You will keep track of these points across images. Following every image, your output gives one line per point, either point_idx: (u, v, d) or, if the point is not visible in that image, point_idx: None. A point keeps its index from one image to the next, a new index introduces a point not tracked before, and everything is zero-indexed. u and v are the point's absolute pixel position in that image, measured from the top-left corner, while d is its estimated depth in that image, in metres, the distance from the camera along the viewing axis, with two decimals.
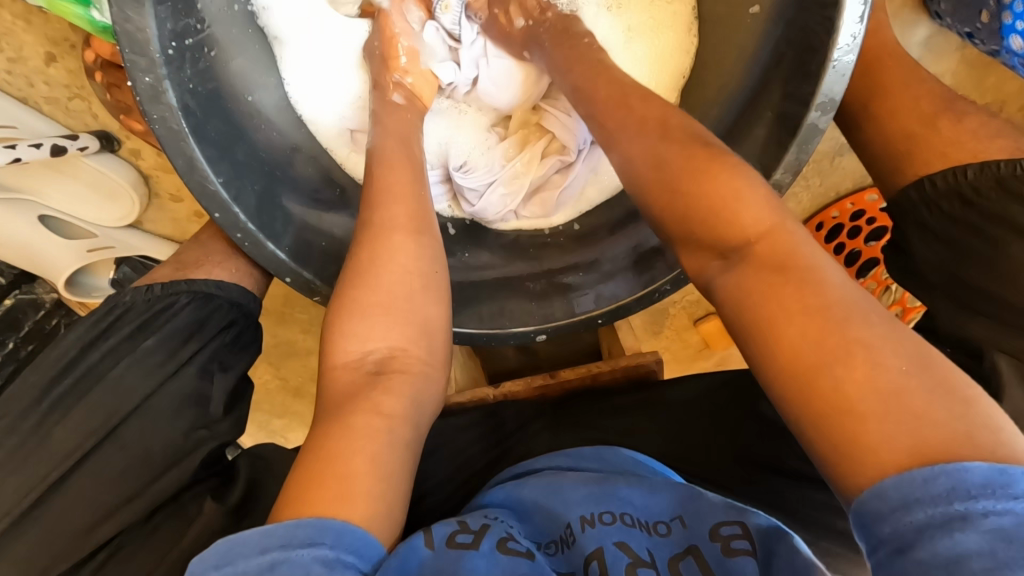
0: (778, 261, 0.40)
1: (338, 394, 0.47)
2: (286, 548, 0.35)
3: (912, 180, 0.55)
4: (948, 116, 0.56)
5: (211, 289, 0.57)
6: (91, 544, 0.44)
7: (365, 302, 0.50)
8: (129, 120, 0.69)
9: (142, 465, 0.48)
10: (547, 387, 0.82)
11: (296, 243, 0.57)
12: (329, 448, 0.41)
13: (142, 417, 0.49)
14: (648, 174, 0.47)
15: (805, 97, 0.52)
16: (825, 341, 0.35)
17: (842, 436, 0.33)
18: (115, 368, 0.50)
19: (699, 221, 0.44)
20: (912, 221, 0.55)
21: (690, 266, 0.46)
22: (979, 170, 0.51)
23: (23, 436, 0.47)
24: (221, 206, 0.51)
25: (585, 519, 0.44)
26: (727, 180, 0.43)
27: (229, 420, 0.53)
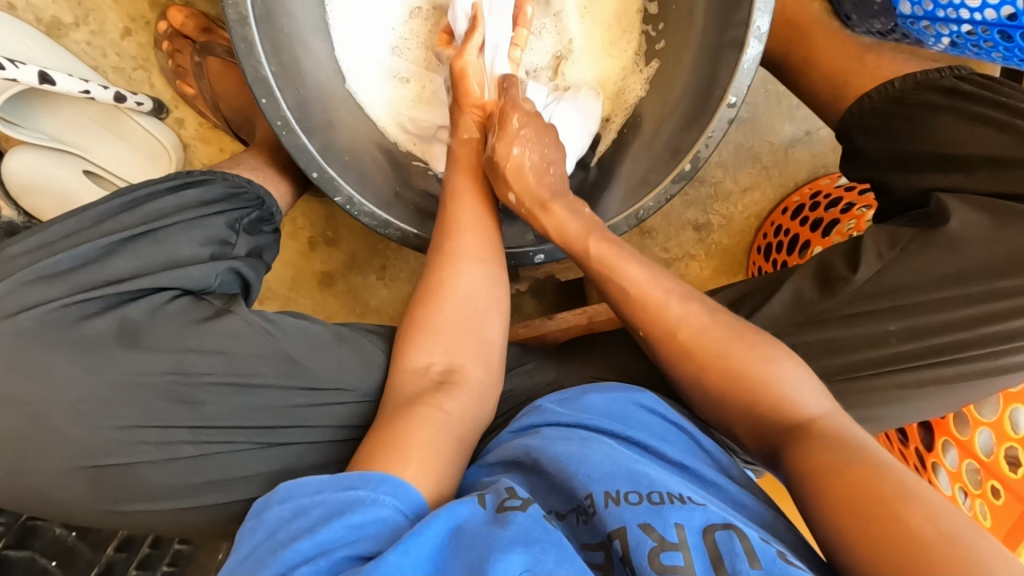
0: (829, 434, 0.46)
1: (403, 394, 0.52)
2: (333, 488, 0.39)
3: (855, 98, 0.70)
4: (872, 54, 0.71)
5: (242, 182, 0.62)
6: (123, 292, 0.49)
7: (434, 318, 0.56)
8: (183, 83, 0.81)
9: (170, 260, 0.52)
10: (545, 328, 0.86)
11: (324, 144, 0.66)
12: (389, 433, 0.47)
13: (175, 230, 0.53)
14: (678, 322, 0.56)
15: (744, 20, 0.65)
16: (880, 484, 0.40)
17: (898, 557, 0.36)
18: (157, 199, 0.55)
19: (741, 385, 0.52)
20: (858, 128, 0.68)
21: (740, 429, 0.53)
22: (904, 79, 0.66)
23: (80, 219, 0.51)
24: (268, 92, 0.60)
25: (609, 496, 0.44)
26: (764, 371, 0.51)
27: (248, 262, 0.57)
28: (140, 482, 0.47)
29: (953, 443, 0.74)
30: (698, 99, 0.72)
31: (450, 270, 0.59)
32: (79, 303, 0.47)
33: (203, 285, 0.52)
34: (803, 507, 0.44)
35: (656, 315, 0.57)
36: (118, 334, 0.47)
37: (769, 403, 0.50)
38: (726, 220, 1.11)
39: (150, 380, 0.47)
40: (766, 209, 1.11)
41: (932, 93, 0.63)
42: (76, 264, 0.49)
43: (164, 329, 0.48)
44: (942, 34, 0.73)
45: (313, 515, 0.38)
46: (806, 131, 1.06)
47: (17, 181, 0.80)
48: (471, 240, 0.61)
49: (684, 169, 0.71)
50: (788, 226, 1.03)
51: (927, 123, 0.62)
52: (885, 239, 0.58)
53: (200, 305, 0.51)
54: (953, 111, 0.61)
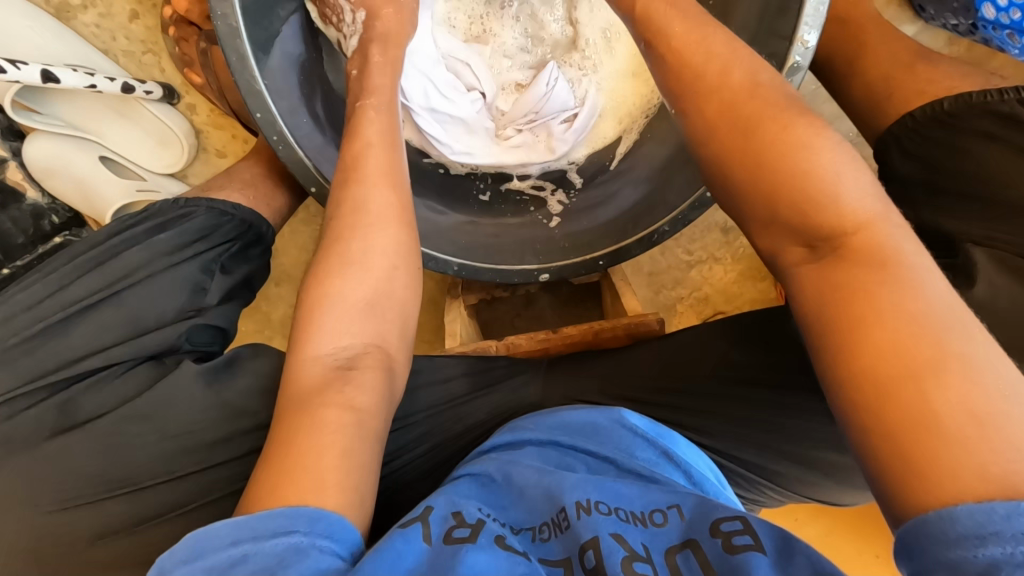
0: (874, 261, 0.40)
1: (303, 387, 0.46)
2: (257, 539, 0.35)
3: (895, 117, 0.59)
4: (923, 64, 0.60)
5: (228, 209, 0.65)
6: (75, 372, 0.53)
7: (344, 296, 0.50)
8: (190, 71, 0.79)
9: (134, 322, 0.56)
10: (549, 341, 0.83)
11: (322, 156, 0.64)
12: (294, 447, 0.41)
13: (142, 289, 0.57)
14: (762, 141, 0.46)
15: (787, 33, 0.58)
16: (919, 351, 0.36)
17: (911, 458, 0.34)
18: (127, 250, 0.59)
19: (800, 206, 0.44)
20: (894, 151, 0.58)
21: (774, 256, 0.47)
22: (954, 100, 0.54)
23: (51, 281, 0.57)
24: (262, 106, 0.58)
25: (581, 506, 0.43)
26: (819, 158, 0.44)
27: (219, 309, 0.60)
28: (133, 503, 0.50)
29: None
30: None
31: (361, 239, 0.53)
32: (33, 386, 0.52)
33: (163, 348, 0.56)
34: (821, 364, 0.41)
35: (689, 79, 0.52)
36: (64, 410, 0.51)
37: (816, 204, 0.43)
38: None
39: (110, 441, 0.50)
40: None
41: (984, 120, 0.51)
42: (47, 326, 0.54)
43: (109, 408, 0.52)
44: None
45: (242, 567, 0.34)
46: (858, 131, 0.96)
47: (36, 166, 0.81)
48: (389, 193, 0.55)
49: (705, 196, 0.67)
50: None
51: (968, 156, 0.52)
52: None
53: (159, 367, 0.55)
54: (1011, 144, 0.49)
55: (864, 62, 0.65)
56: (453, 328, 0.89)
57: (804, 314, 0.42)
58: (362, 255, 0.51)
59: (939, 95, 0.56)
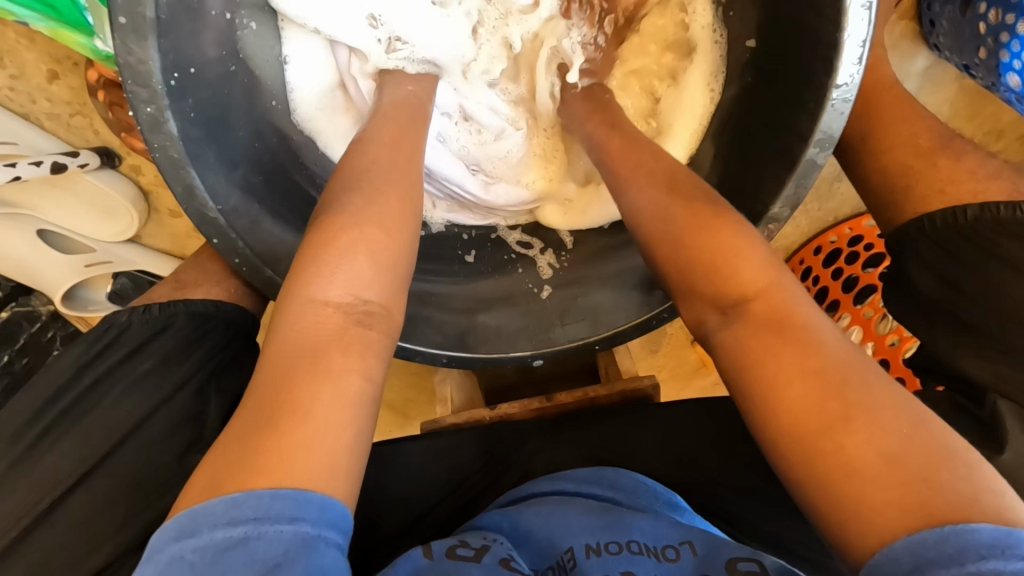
0: (783, 303, 0.42)
1: (296, 339, 0.41)
2: (260, 523, 0.33)
3: (912, 216, 0.56)
4: (944, 153, 0.57)
5: (208, 312, 0.56)
6: (80, 575, 0.45)
7: (347, 241, 0.44)
8: (131, 138, 0.70)
9: (135, 485, 0.48)
10: (543, 409, 0.81)
11: (296, 269, 0.56)
12: (281, 398, 0.38)
13: (139, 439, 0.50)
14: (674, 229, 0.48)
15: (805, 133, 0.53)
16: (832, 398, 0.36)
17: (840, 499, 0.34)
18: (108, 393, 0.51)
19: (710, 271, 0.45)
20: (911, 256, 0.56)
21: (693, 323, 0.47)
22: (979, 211, 0.53)
23: (28, 447, 0.49)
24: (218, 231, 0.51)
25: (589, 547, 0.49)
26: (717, 235, 0.46)
27: (223, 437, 0.53)
28: None
29: None
30: None
31: (393, 198, 0.48)
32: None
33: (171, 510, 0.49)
34: (739, 401, 0.41)
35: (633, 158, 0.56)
36: None
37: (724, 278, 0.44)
38: None
39: None
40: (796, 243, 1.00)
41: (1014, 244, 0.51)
42: (37, 515, 0.46)
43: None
44: None
45: (239, 550, 0.33)
46: None
47: None
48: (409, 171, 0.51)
49: None
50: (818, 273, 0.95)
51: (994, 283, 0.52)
52: None
53: None
54: None
55: (881, 143, 0.60)
56: (446, 389, 0.87)
57: (724, 373, 0.42)
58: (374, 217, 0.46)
59: (962, 199, 0.54)
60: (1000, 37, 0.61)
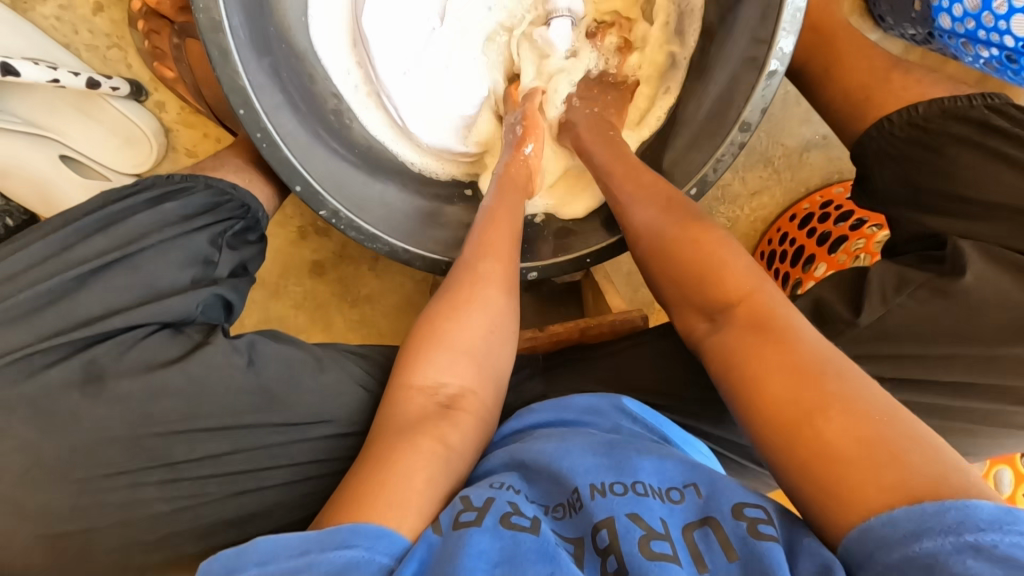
0: (761, 315, 0.46)
1: (406, 417, 0.51)
2: (323, 549, 0.39)
3: (873, 121, 0.65)
4: (897, 71, 0.66)
5: (226, 188, 0.60)
6: (95, 333, 0.48)
7: (453, 337, 0.56)
8: (162, 66, 0.76)
9: (150, 287, 0.51)
10: (535, 339, 0.86)
11: (305, 154, 0.62)
12: (386, 471, 0.46)
13: (156, 253, 0.52)
14: (676, 238, 0.56)
15: (765, 37, 0.60)
16: (804, 387, 0.40)
17: (824, 486, 0.37)
18: (133, 217, 0.53)
19: (699, 279, 0.52)
20: (873, 154, 0.64)
21: (685, 331, 0.54)
22: (928, 105, 0.61)
23: (49, 243, 0.50)
24: (246, 102, 0.56)
25: (594, 487, 0.44)
26: (711, 248, 0.53)
27: (234, 284, 0.56)
28: (124, 510, 0.47)
29: None
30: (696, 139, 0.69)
31: (477, 288, 0.59)
32: (42, 351, 0.46)
33: (182, 317, 0.51)
34: (728, 401, 0.46)
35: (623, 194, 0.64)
36: (85, 380, 0.46)
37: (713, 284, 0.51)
38: (731, 224, 1.07)
39: (125, 423, 0.46)
40: (774, 213, 1.07)
41: (957, 124, 0.59)
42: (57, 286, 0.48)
43: (136, 371, 0.48)
44: (980, 55, 0.68)
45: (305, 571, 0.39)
46: (824, 135, 1.00)
47: None
48: (498, 264, 0.62)
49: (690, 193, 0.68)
50: (795, 237, 0.99)
51: (948, 157, 0.59)
52: (891, 280, 0.56)
53: (182, 338, 0.51)
54: (979, 148, 0.58)
55: (841, 69, 0.70)
56: None
57: (714, 367, 0.48)
58: (474, 311, 0.57)
59: (914, 100, 0.63)
60: None
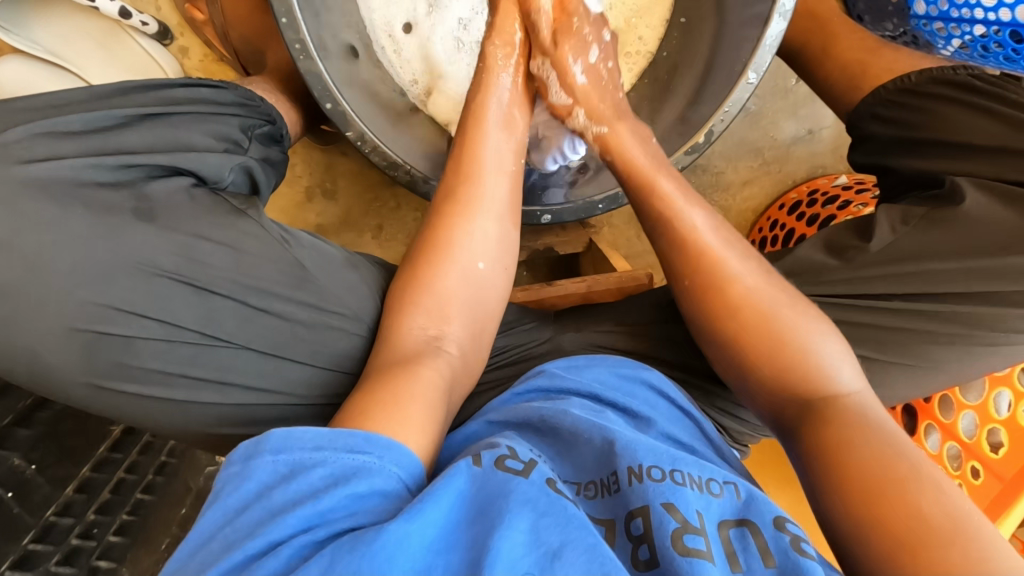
0: (852, 414, 0.44)
1: (398, 353, 0.49)
2: (336, 450, 0.37)
3: (871, 90, 0.70)
4: (888, 48, 0.72)
5: (256, 98, 0.63)
6: (134, 162, 0.47)
7: (441, 282, 0.54)
8: (192, 9, 0.80)
9: (186, 145, 0.51)
10: (542, 293, 0.85)
11: (339, 76, 0.65)
12: (391, 391, 0.43)
13: (194, 124, 0.53)
14: (733, 299, 0.51)
15: None
16: (894, 464, 0.39)
17: (898, 552, 0.35)
18: (172, 89, 0.54)
19: (774, 344, 0.49)
20: (868, 116, 0.70)
21: (765, 407, 0.50)
22: (920, 74, 0.67)
23: (90, 91, 0.49)
24: (289, 11, 0.58)
25: (633, 471, 0.41)
26: (796, 324, 0.49)
27: (264, 171, 0.58)
28: (131, 371, 0.46)
29: (935, 427, 0.82)
30: (700, 99, 0.75)
31: (462, 220, 0.57)
32: (91, 166, 0.45)
33: (217, 178, 0.51)
34: (802, 471, 0.44)
35: (709, 274, 0.53)
36: (132, 208, 0.45)
37: (807, 375, 0.47)
38: (725, 212, 1.13)
39: (153, 261, 0.45)
40: (764, 204, 1.13)
41: (945, 88, 0.65)
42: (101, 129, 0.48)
43: (182, 210, 0.48)
44: (955, 35, 0.75)
45: (318, 473, 0.36)
46: (809, 128, 1.08)
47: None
48: (498, 185, 0.60)
49: (698, 142, 0.73)
50: (785, 222, 1.05)
51: (934, 114, 0.65)
52: (897, 216, 0.60)
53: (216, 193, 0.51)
54: (967, 105, 0.63)
55: (836, 45, 0.76)
56: None
57: (800, 444, 0.44)
58: (465, 246, 0.56)
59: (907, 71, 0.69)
60: None
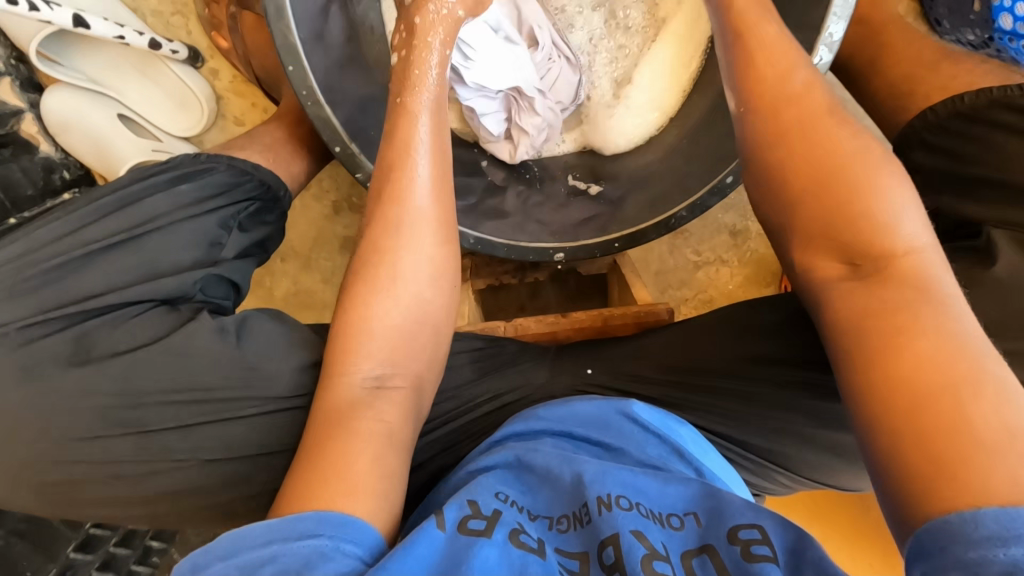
0: (915, 285, 0.39)
1: (333, 407, 0.45)
2: (286, 539, 0.36)
3: (915, 113, 0.59)
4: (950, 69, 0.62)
5: (247, 168, 0.68)
6: (90, 308, 0.52)
7: (374, 313, 0.49)
8: (218, 36, 0.82)
9: (153, 265, 0.56)
10: (557, 324, 0.83)
11: (348, 119, 0.65)
12: (327, 458, 0.41)
13: (165, 234, 0.58)
14: (799, 147, 0.47)
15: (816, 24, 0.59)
16: (947, 370, 0.35)
17: (928, 486, 0.33)
18: (150, 196, 0.59)
19: (838, 200, 0.43)
20: (914, 144, 0.57)
21: (805, 269, 0.45)
22: (975, 95, 0.54)
23: (65, 223, 0.56)
24: (296, 60, 0.58)
25: (602, 501, 0.41)
26: (864, 176, 0.43)
27: (233, 263, 0.62)
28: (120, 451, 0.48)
29: None
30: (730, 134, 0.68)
31: (401, 238, 0.52)
32: (38, 324, 0.51)
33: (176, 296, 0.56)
34: (840, 378, 0.40)
35: (783, 102, 0.49)
36: (71, 352, 0.50)
37: (866, 238, 0.42)
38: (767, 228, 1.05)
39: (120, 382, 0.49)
40: None
41: (1008, 114, 0.51)
42: (61, 266, 0.53)
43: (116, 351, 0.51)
44: None
45: (270, 565, 0.35)
46: None
47: (50, 119, 0.80)
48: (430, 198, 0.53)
49: (725, 181, 0.66)
50: None
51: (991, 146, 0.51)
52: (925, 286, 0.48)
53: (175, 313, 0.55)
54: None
55: None
56: (462, 306, 0.87)
57: (835, 337, 0.41)
58: (404, 262, 0.51)
59: None
60: None
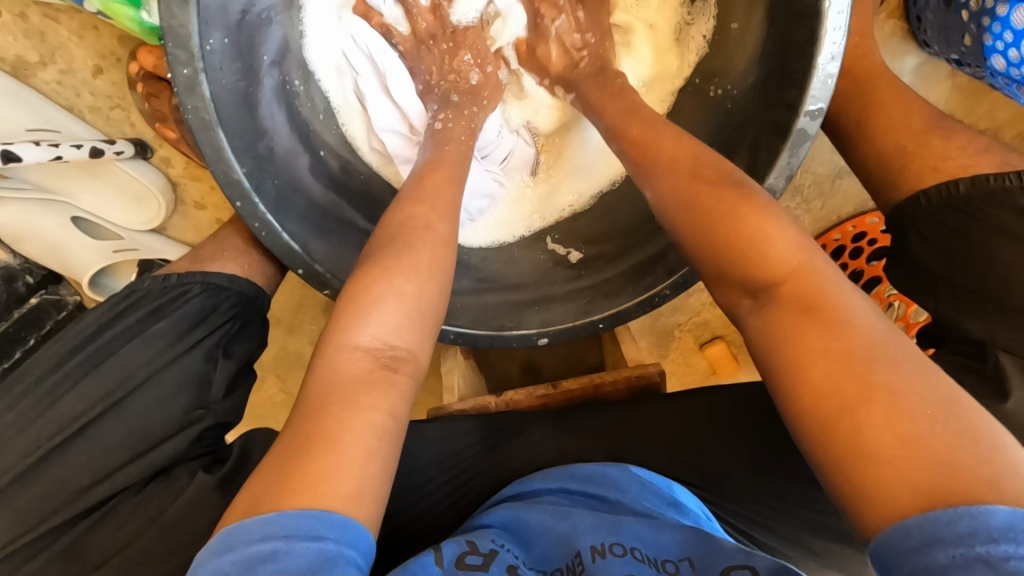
0: (819, 297, 0.40)
1: (338, 381, 0.42)
2: (289, 539, 0.35)
3: (908, 193, 0.57)
4: (937, 133, 0.58)
5: (223, 283, 0.63)
6: (84, 502, 0.53)
7: (379, 290, 0.46)
8: (164, 128, 0.76)
9: (138, 433, 0.56)
10: (548, 396, 0.82)
11: (309, 238, 0.62)
12: (316, 457, 0.38)
13: (144, 393, 0.57)
14: (690, 200, 0.49)
15: (794, 103, 0.56)
16: (859, 375, 0.36)
17: (865, 482, 0.34)
18: (124, 348, 0.58)
19: (734, 240, 0.45)
20: (909, 225, 0.57)
21: (726, 303, 0.47)
22: (971, 183, 0.54)
23: (46, 398, 0.56)
24: (241, 195, 0.56)
25: (595, 549, 0.43)
26: (756, 216, 0.45)
27: (226, 402, 0.60)
28: None
29: None
30: None
31: (425, 249, 0.50)
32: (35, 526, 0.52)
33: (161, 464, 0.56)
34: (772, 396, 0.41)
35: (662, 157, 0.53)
36: (69, 551, 0.52)
37: (766, 267, 0.43)
38: None
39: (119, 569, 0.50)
40: None
41: (1001, 211, 0.52)
42: (47, 453, 0.54)
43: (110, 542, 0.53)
44: None
45: (269, 565, 0.34)
46: None
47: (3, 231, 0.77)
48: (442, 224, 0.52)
49: None
50: None
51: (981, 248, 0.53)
52: None
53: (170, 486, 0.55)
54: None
55: (877, 123, 0.62)
56: (452, 380, 0.85)
57: (763, 363, 0.42)
58: (406, 271, 0.48)
59: (955, 174, 0.55)
60: (982, 22, 0.63)
